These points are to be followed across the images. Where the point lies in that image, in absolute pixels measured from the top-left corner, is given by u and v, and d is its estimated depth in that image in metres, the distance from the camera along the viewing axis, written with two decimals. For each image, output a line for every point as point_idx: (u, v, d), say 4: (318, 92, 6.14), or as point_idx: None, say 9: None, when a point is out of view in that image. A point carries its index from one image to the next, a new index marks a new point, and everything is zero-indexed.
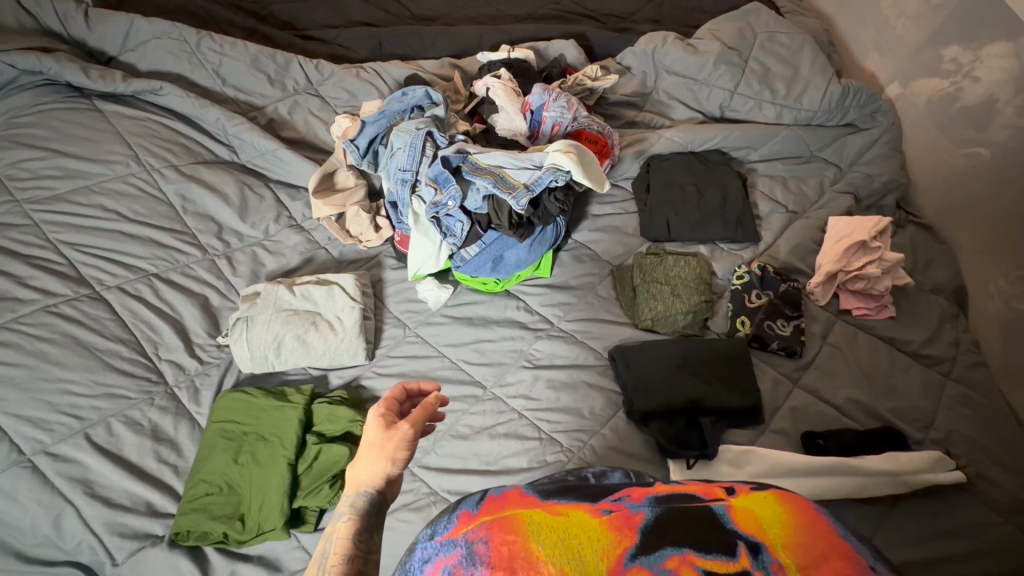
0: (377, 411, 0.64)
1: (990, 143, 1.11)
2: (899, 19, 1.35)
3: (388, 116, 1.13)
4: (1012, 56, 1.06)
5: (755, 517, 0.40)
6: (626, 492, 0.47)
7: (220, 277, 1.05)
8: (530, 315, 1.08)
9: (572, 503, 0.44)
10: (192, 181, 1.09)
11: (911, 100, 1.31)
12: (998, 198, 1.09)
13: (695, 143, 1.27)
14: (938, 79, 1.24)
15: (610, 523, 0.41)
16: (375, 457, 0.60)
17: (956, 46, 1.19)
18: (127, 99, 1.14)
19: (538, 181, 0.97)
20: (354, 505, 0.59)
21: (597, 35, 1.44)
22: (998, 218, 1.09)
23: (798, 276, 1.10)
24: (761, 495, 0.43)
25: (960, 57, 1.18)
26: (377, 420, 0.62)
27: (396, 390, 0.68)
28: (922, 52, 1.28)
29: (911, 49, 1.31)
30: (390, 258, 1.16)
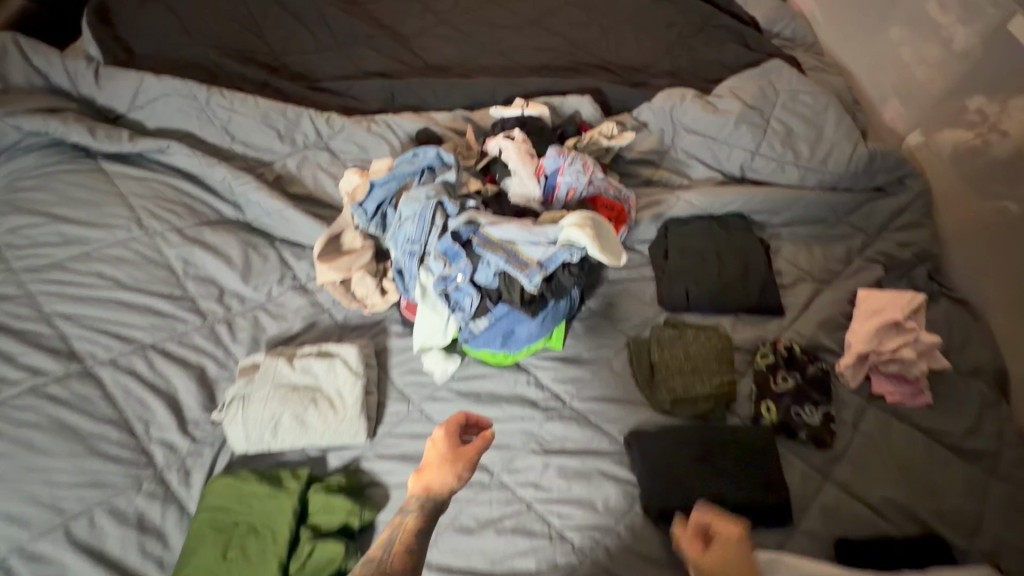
0: (451, 429, 0.77)
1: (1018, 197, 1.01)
2: (921, 67, 1.30)
3: (398, 178, 1.10)
4: None
5: None
6: None
7: (219, 344, 1.01)
8: (541, 391, 1.02)
9: None
10: (194, 244, 1.06)
11: (934, 150, 1.27)
12: None
13: (715, 207, 1.22)
14: (963, 129, 1.17)
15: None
16: (444, 468, 0.73)
17: (980, 96, 1.12)
18: (133, 158, 1.12)
19: (552, 258, 0.93)
20: (421, 503, 0.71)
21: (612, 89, 1.41)
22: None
23: (825, 354, 1.03)
24: None
25: (985, 107, 1.10)
26: (448, 435, 0.76)
27: (461, 416, 0.80)
28: (944, 104, 1.23)
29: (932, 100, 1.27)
30: (396, 323, 1.11)
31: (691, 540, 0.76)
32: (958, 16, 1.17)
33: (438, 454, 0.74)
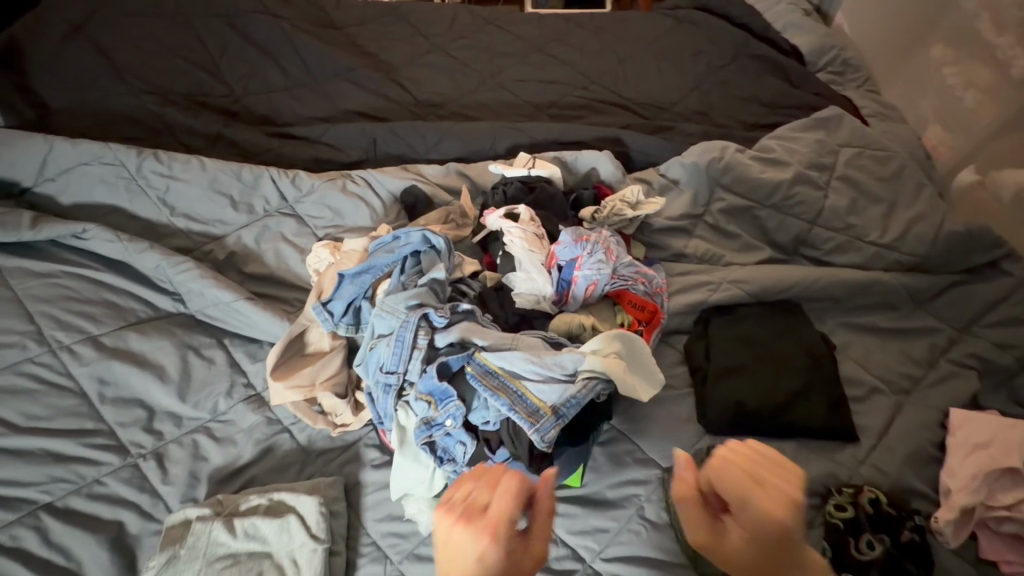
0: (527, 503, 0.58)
1: None
2: (968, 91, 1.17)
3: (374, 269, 0.89)
4: None
5: None
6: None
7: (144, 491, 0.79)
8: (554, 547, 0.80)
9: None
10: (114, 357, 0.84)
11: (994, 193, 1.10)
12: None
13: (765, 293, 0.99)
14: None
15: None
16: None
17: None
18: (42, 246, 0.90)
19: (569, 401, 0.70)
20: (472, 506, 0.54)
21: (635, 138, 1.19)
22: None
23: (916, 500, 0.81)
24: None
25: None
26: (499, 548, 0.51)
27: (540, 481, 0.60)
28: (999, 138, 1.09)
29: (985, 129, 1.12)
30: (372, 447, 0.89)
31: (687, 501, 0.60)
32: (1016, 36, 1.04)
33: (496, 571, 0.51)
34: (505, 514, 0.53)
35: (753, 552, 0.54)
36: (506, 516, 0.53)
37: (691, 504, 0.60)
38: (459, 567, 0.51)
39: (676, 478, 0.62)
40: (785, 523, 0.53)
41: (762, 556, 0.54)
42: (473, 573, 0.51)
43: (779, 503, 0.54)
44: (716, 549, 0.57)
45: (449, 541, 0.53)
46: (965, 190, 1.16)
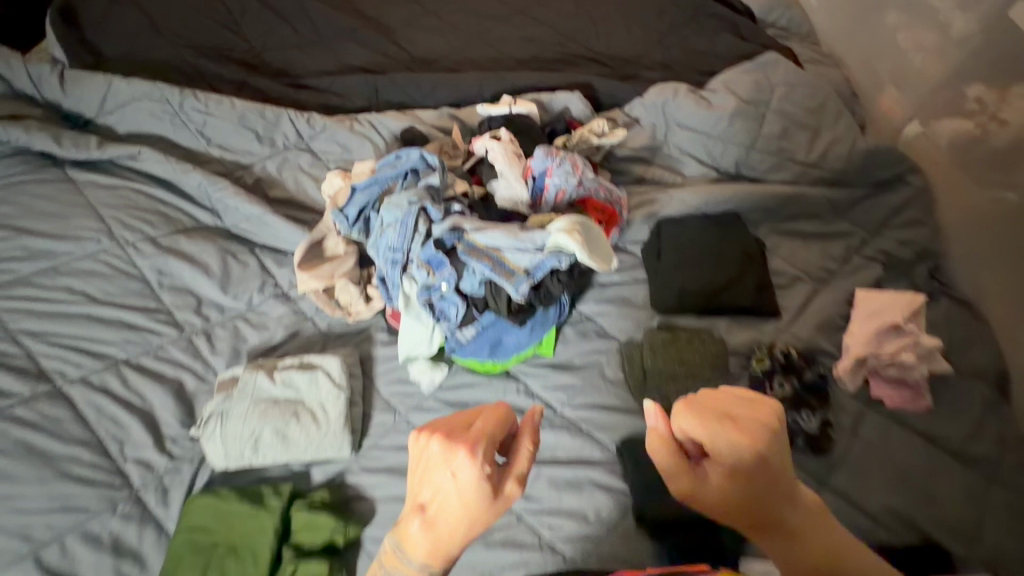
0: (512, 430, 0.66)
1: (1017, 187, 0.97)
2: (917, 53, 1.25)
3: (380, 182, 1.06)
4: None
5: None
6: None
7: (197, 358, 0.97)
8: (531, 399, 0.99)
9: None
10: (169, 254, 1.02)
11: (933, 139, 1.20)
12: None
13: (709, 205, 1.18)
14: (961, 119, 1.11)
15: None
16: (484, 510, 0.60)
17: (980, 85, 1.06)
18: (103, 165, 1.08)
19: (540, 265, 0.89)
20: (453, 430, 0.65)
21: (603, 84, 1.37)
22: None
23: (823, 358, 1.01)
24: None
25: (984, 96, 1.05)
26: (464, 465, 0.59)
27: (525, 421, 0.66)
28: (944, 92, 1.17)
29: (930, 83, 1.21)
30: (381, 332, 1.08)
31: (669, 453, 0.62)
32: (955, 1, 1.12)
33: (464, 490, 0.59)
34: (476, 437, 0.61)
35: (739, 489, 0.59)
36: (483, 436, 0.61)
37: (669, 451, 0.62)
38: (429, 482, 0.61)
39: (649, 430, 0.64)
40: (762, 454, 0.59)
41: (743, 489, 0.59)
42: (442, 485, 0.60)
43: (754, 437, 0.59)
44: (697, 490, 0.60)
45: (421, 460, 0.62)
46: (912, 141, 1.27)
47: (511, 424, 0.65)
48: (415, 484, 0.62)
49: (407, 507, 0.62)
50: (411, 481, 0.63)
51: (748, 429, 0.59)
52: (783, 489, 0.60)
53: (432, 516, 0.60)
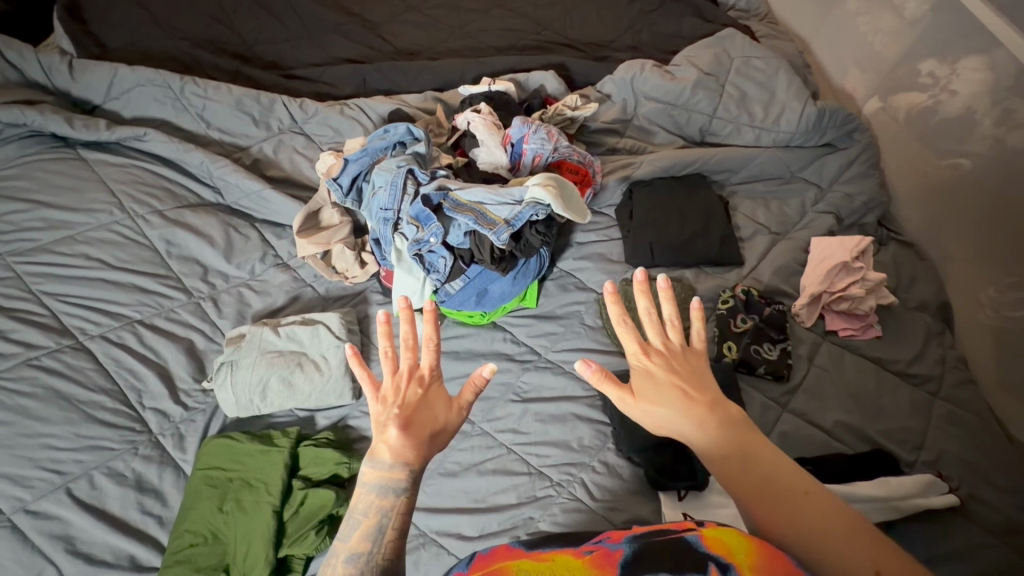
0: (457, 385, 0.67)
1: (971, 154, 1.11)
2: (876, 35, 1.36)
3: (371, 154, 1.15)
4: (987, 69, 1.05)
5: (722, 542, 0.61)
6: (607, 536, 0.68)
7: (205, 319, 1.05)
8: (517, 346, 1.07)
9: (556, 552, 0.66)
10: (176, 226, 1.10)
11: (891, 113, 1.33)
12: (991, 202, 1.08)
13: (676, 168, 1.27)
14: (916, 93, 1.24)
15: (589, 558, 0.63)
16: (447, 422, 0.65)
17: (932, 61, 1.19)
18: (112, 146, 1.16)
19: (518, 216, 0.97)
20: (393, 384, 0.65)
21: (576, 64, 1.47)
22: (999, 219, 1.06)
23: (783, 298, 1.10)
24: (729, 531, 0.63)
25: (936, 71, 1.18)
26: (425, 377, 0.66)
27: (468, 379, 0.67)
28: (899, 68, 1.29)
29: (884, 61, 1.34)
30: (376, 293, 1.16)
31: (613, 386, 0.67)
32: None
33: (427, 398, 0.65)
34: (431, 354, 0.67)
35: (669, 397, 0.65)
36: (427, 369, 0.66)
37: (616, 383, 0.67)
38: (399, 399, 0.64)
39: (594, 370, 0.65)
40: (674, 363, 0.68)
41: (672, 396, 0.65)
42: (412, 398, 0.64)
43: (668, 353, 0.68)
44: (638, 413, 0.66)
45: (394, 386, 0.65)
46: (872, 116, 1.39)
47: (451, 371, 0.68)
48: (383, 404, 0.64)
49: (375, 425, 0.63)
50: (377, 408, 0.64)
51: (660, 345, 0.69)
52: (709, 396, 0.66)
53: (408, 426, 0.62)
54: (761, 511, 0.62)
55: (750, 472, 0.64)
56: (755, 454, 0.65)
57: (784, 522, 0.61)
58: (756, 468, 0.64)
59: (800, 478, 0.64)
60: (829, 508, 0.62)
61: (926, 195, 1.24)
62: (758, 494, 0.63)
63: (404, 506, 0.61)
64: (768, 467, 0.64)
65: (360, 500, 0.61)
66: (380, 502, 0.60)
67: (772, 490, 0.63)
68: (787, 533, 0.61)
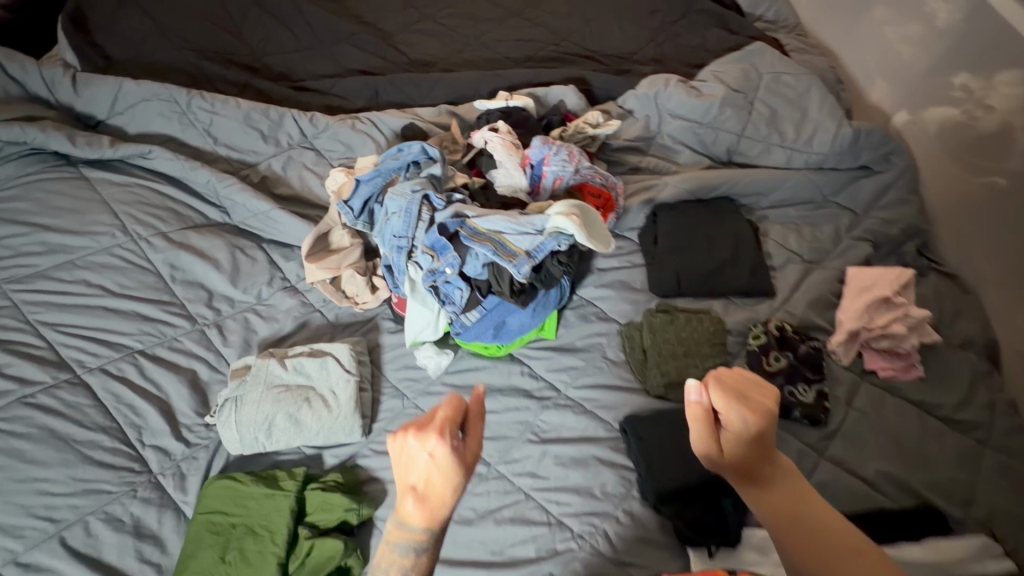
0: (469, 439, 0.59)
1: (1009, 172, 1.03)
2: (903, 45, 1.30)
3: (384, 174, 1.10)
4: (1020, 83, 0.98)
5: None
6: None
7: (210, 348, 1.00)
8: (535, 381, 1.01)
9: None
10: (181, 248, 1.05)
11: (922, 128, 1.26)
12: None
13: (703, 191, 1.21)
14: (949, 107, 1.17)
15: None
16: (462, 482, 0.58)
17: (965, 73, 1.12)
18: (115, 164, 1.12)
19: (540, 247, 0.91)
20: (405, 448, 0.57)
21: (596, 78, 1.41)
22: None
23: (817, 333, 1.04)
24: None
25: (969, 84, 1.11)
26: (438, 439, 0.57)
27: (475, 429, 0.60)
28: (928, 81, 1.23)
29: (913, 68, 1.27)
30: (387, 320, 1.11)
31: (702, 427, 0.63)
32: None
33: (440, 471, 0.56)
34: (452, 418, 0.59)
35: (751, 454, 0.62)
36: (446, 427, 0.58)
37: (703, 425, 0.63)
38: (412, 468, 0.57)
39: (688, 402, 0.64)
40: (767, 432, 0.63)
41: (756, 458, 0.62)
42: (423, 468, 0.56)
43: (765, 414, 0.63)
44: (717, 459, 0.63)
45: (407, 453, 0.57)
46: (901, 127, 1.32)
47: (465, 419, 0.60)
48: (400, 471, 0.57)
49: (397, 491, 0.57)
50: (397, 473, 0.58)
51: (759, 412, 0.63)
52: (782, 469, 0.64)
53: (427, 497, 0.56)
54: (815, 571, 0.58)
55: (821, 542, 0.59)
56: (828, 526, 0.60)
57: None
58: (825, 538, 0.59)
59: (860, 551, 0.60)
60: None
61: (969, 217, 1.14)
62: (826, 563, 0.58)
63: (424, 568, 0.57)
64: (839, 541, 0.59)
65: (382, 559, 0.57)
66: (401, 561, 0.56)
67: (842, 563, 0.58)
68: None
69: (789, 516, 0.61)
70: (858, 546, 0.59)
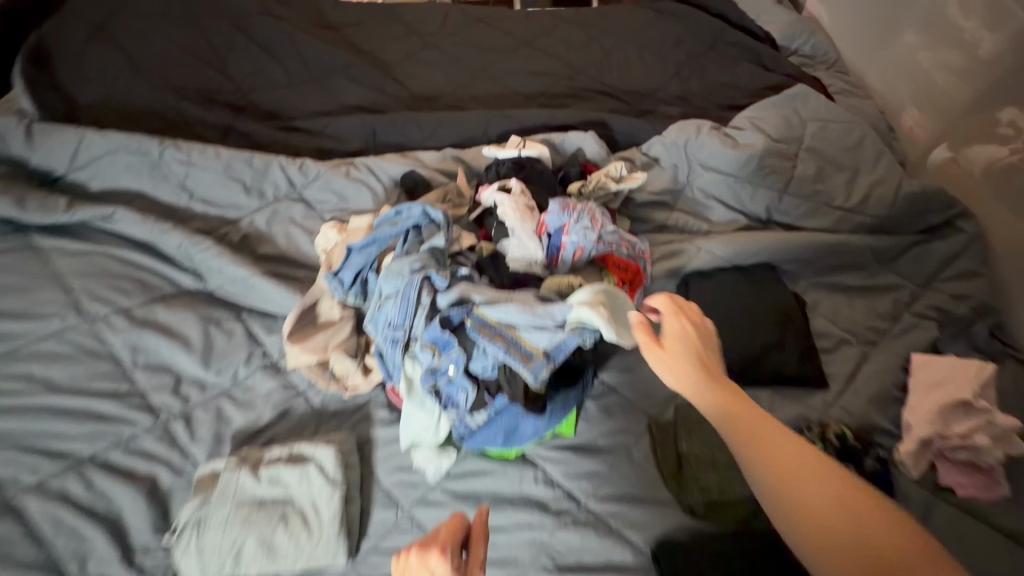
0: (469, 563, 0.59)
1: None
2: (955, 82, 1.15)
3: (379, 241, 0.96)
4: None
5: None
6: None
7: (174, 446, 0.86)
8: (551, 490, 0.87)
9: None
10: (144, 328, 0.92)
11: (967, 168, 1.10)
12: None
13: (741, 257, 1.07)
14: (995, 145, 1.02)
15: None
16: None
17: (1013, 108, 0.98)
18: (75, 229, 1.00)
19: (560, 346, 0.77)
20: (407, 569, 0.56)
21: (618, 121, 1.27)
22: None
23: (880, 436, 0.89)
24: None
25: (1018, 120, 0.96)
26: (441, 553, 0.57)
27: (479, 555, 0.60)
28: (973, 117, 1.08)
29: (951, 109, 1.16)
30: (381, 408, 0.97)
31: (644, 335, 0.71)
32: (983, 21, 1.07)
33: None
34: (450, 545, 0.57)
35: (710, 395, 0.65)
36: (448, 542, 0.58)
37: (647, 334, 0.71)
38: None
39: (634, 323, 0.73)
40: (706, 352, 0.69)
41: (697, 364, 0.67)
42: None
43: (704, 340, 0.71)
44: (664, 362, 0.67)
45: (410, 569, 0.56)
46: (936, 167, 1.19)
47: (466, 538, 0.61)
48: None
49: None
50: None
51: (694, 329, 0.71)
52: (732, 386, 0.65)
53: None
54: (784, 490, 0.56)
55: (796, 476, 0.57)
56: (802, 454, 0.58)
57: (799, 499, 0.55)
58: (798, 470, 0.57)
59: (834, 475, 0.56)
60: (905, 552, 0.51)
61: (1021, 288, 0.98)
62: (801, 498, 0.55)
63: None
64: (816, 473, 0.57)
65: None
66: None
67: (823, 507, 0.54)
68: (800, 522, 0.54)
69: (762, 455, 0.59)
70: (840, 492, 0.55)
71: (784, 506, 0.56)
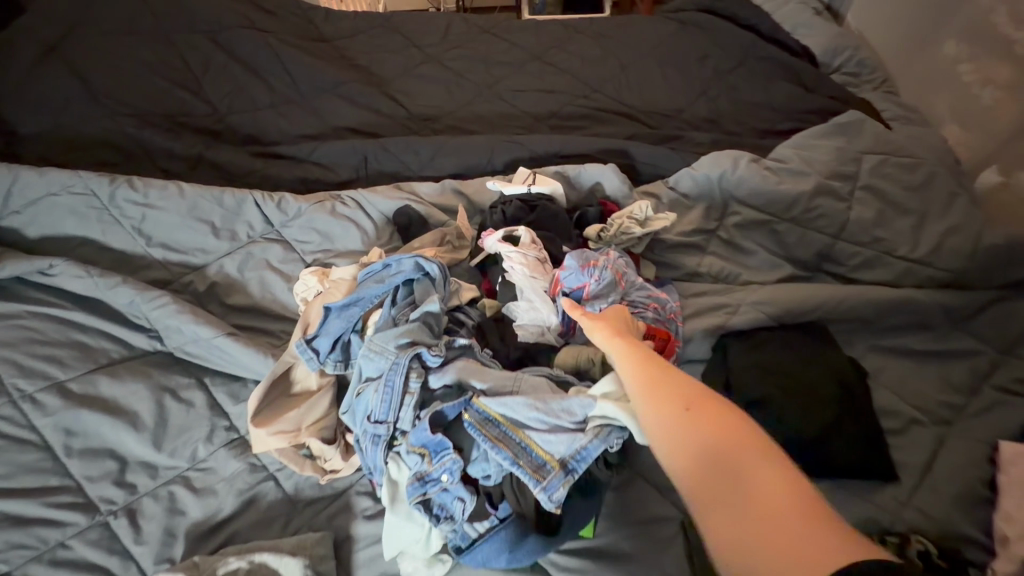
0: None
1: None
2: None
3: (363, 301, 0.82)
4: None
5: None
6: None
7: (111, 555, 0.71)
8: None
9: None
10: (82, 405, 0.78)
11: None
12: None
13: (787, 315, 0.92)
14: None
15: None
16: None
17: None
18: (12, 283, 0.87)
19: (581, 453, 0.62)
20: None
21: (641, 149, 1.12)
22: None
23: (970, 547, 0.72)
24: None
25: None
26: None
27: None
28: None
29: (1008, 130, 1.01)
30: (364, 496, 0.81)
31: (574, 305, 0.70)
32: None
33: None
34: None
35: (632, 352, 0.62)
36: None
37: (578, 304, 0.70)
38: None
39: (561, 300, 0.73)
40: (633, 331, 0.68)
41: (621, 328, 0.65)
42: None
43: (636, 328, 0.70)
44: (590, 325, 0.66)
45: None
46: (986, 193, 1.05)
47: None
48: None
49: None
50: None
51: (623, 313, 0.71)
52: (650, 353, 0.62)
53: None
54: (680, 445, 0.49)
55: (694, 416, 0.50)
56: (708, 406, 0.51)
57: (693, 452, 0.47)
58: (695, 421, 0.49)
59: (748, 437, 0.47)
60: (801, 517, 0.41)
61: None
62: (699, 449, 0.47)
63: None
64: (721, 425, 0.48)
65: None
66: None
67: (710, 454, 0.46)
68: (693, 472, 0.46)
69: (658, 401, 0.53)
70: (756, 464, 0.45)
71: (675, 450, 0.49)
